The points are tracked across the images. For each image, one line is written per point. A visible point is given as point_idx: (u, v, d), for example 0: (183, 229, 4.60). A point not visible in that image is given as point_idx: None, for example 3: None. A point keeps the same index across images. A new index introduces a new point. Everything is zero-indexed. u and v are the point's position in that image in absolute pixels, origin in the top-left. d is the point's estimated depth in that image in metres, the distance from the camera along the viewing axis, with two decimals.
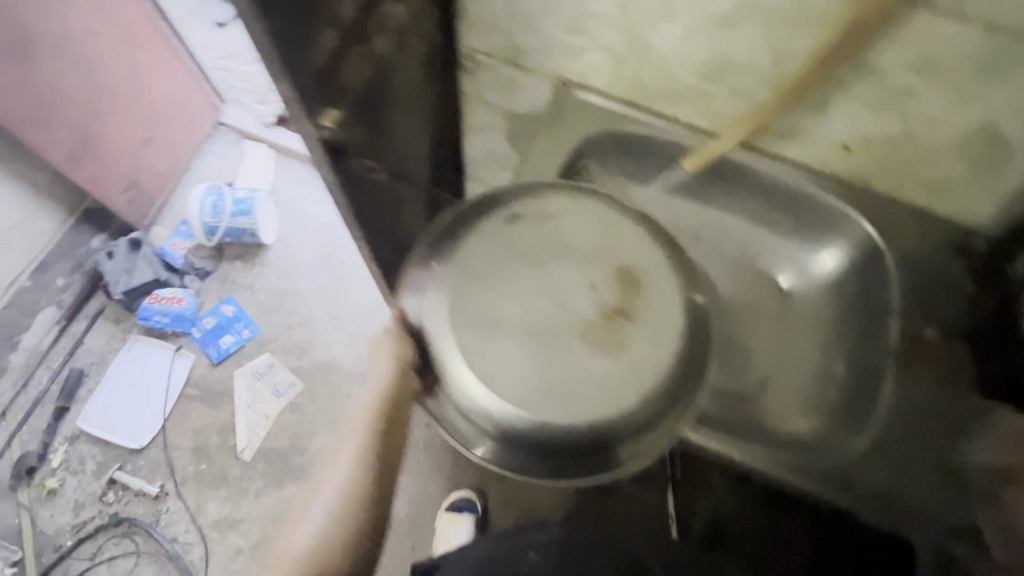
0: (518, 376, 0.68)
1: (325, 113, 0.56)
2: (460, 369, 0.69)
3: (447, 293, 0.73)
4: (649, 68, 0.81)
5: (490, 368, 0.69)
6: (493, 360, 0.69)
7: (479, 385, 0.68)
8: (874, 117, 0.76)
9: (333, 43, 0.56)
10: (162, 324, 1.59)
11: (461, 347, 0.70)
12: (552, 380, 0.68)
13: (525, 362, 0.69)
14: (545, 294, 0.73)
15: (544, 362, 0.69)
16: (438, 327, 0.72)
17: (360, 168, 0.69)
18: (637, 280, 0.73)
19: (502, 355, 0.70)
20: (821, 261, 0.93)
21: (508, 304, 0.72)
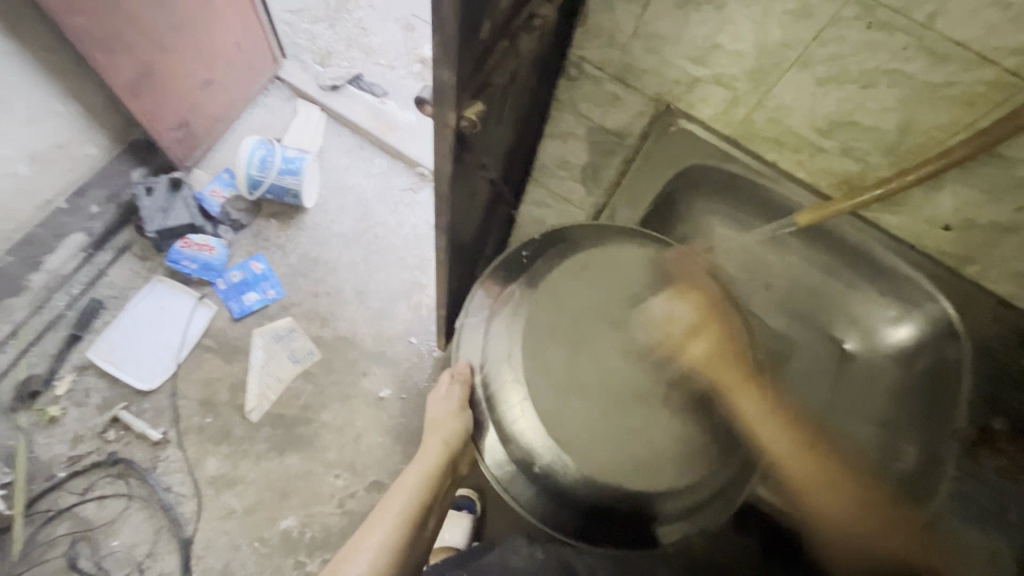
0: (574, 423, 0.78)
1: (467, 99, 0.53)
2: (522, 423, 0.81)
3: (505, 344, 0.84)
4: (763, 112, 0.76)
5: (552, 420, 0.78)
6: (549, 415, 0.79)
7: (534, 432, 0.79)
8: (984, 203, 0.69)
9: (487, 34, 0.53)
10: (190, 270, 1.55)
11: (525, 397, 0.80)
12: (600, 431, 0.78)
13: (585, 422, 0.78)
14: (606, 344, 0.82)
15: (596, 425, 0.78)
16: (502, 380, 0.84)
17: (469, 161, 0.67)
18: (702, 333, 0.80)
19: (559, 407, 0.79)
20: (891, 333, 0.87)
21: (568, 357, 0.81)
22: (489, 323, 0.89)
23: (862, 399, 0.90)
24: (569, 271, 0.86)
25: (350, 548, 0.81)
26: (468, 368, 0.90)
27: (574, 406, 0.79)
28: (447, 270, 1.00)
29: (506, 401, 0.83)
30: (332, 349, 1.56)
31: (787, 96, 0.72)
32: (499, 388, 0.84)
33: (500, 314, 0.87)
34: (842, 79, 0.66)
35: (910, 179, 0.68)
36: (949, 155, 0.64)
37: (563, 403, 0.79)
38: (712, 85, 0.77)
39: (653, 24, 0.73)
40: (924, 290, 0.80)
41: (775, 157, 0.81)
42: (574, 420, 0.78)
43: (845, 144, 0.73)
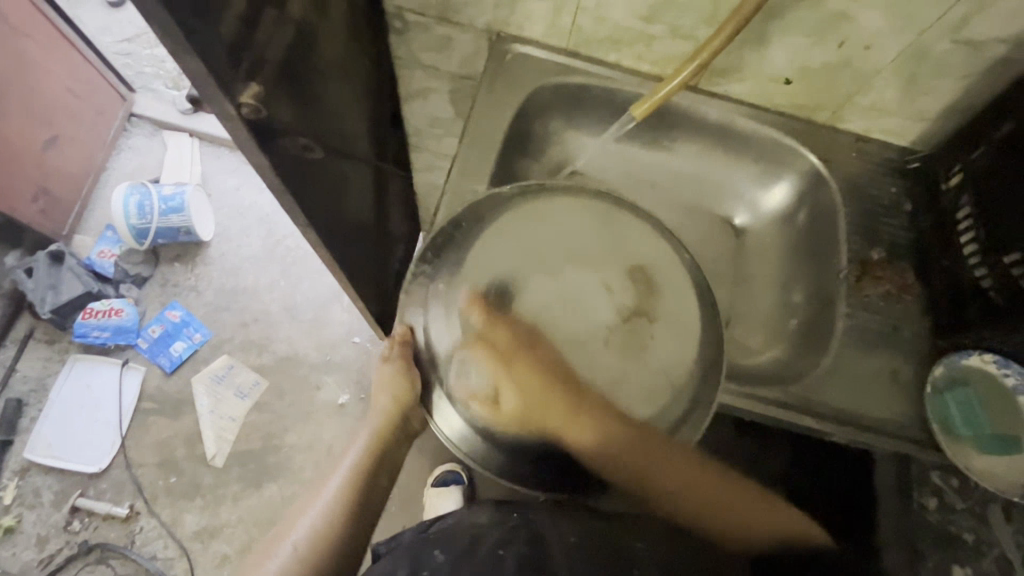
0: (529, 385, 0.71)
1: (240, 84, 0.50)
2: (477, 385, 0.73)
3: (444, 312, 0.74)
4: (587, 14, 0.74)
5: (507, 385, 0.72)
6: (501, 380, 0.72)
7: (485, 395, 0.73)
8: (811, 47, 0.69)
9: (241, 7, 0.49)
10: (103, 339, 1.48)
11: (466, 362, 0.73)
12: (561, 396, 0.70)
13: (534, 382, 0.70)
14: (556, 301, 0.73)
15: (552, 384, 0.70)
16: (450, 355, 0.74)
17: (295, 147, 0.63)
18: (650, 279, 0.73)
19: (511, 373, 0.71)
20: (769, 196, 0.86)
21: (509, 321, 0.71)
22: (427, 310, 0.75)
23: (759, 261, 0.87)
24: (493, 227, 0.74)
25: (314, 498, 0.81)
26: (409, 331, 0.79)
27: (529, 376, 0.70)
28: (346, 262, 0.98)
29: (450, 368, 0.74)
30: (278, 373, 1.52)
31: None
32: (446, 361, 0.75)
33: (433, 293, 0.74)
34: None
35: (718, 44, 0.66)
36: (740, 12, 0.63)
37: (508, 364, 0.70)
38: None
39: None
40: (790, 149, 0.80)
41: (615, 58, 0.80)
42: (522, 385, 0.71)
43: (670, 24, 0.72)
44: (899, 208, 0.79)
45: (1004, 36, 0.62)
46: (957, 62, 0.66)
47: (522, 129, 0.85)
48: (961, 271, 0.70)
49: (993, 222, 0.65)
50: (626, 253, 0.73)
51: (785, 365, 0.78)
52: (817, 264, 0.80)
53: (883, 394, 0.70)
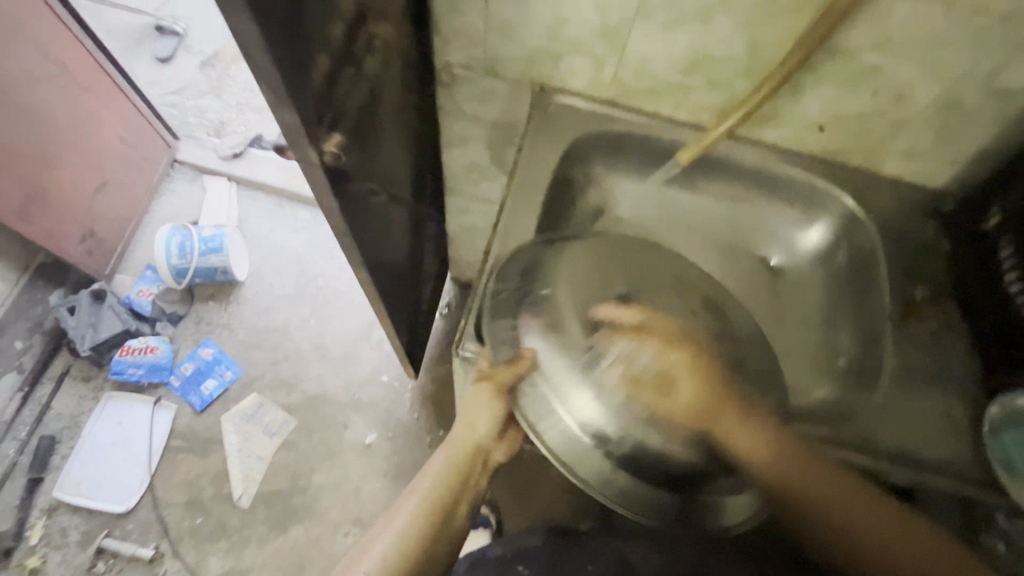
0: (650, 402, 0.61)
1: (323, 134, 0.54)
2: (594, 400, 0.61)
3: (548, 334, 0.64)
4: (628, 68, 0.79)
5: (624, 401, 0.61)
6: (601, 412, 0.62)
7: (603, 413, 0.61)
8: (844, 97, 0.73)
9: (326, 66, 0.54)
10: (138, 377, 1.50)
11: (586, 372, 0.62)
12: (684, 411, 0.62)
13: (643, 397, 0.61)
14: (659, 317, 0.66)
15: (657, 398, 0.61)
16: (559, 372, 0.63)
17: (359, 191, 0.67)
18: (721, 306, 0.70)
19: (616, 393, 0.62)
20: (807, 237, 0.88)
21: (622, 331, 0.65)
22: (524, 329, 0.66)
23: (798, 300, 0.88)
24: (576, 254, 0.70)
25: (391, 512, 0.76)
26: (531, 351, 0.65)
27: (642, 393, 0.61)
28: (387, 301, 1.00)
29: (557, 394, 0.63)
30: (306, 412, 1.53)
31: (641, 47, 0.75)
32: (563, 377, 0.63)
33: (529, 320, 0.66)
34: (682, 19, 0.69)
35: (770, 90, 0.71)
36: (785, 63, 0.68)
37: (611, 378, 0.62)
38: (574, 55, 0.79)
39: (499, 12, 0.75)
40: (827, 192, 0.83)
41: (652, 107, 0.84)
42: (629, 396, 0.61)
43: (708, 77, 0.76)
44: (937, 250, 0.81)
45: None
46: (988, 110, 0.70)
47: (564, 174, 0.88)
48: (1009, 310, 0.69)
49: None
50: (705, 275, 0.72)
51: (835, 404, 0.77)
52: (860, 304, 0.82)
53: (936, 436, 0.68)
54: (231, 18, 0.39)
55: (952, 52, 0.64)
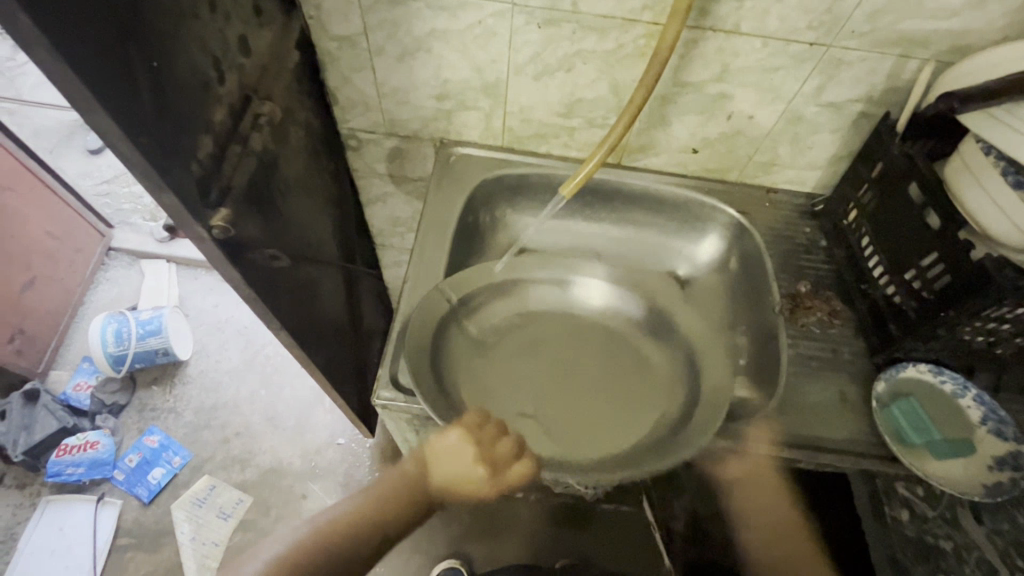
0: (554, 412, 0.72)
1: (211, 209, 0.57)
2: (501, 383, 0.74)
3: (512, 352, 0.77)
4: (513, 116, 0.86)
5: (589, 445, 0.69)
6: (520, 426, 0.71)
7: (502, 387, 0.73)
8: (705, 121, 0.81)
9: (211, 149, 0.58)
10: (77, 476, 1.43)
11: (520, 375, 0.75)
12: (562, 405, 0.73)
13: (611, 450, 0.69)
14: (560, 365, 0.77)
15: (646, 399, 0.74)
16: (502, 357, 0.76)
17: (263, 258, 0.70)
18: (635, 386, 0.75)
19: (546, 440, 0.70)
20: (702, 249, 0.93)
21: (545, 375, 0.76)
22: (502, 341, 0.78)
23: (711, 304, 0.90)
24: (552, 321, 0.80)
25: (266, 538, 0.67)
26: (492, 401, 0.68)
27: (584, 434, 0.71)
28: (324, 359, 1.01)
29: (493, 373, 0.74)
30: (262, 487, 1.48)
31: (521, 97, 0.82)
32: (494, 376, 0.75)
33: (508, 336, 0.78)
34: (549, 70, 0.77)
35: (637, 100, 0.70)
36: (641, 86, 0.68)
37: (521, 379, 0.75)
38: (463, 111, 0.86)
39: (387, 80, 0.82)
40: (711, 207, 0.89)
41: (544, 148, 0.91)
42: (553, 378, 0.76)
43: (585, 117, 0.84)
44: (816, 245, 0.87)
45: (856, 97, 0.75)
46: (825, 120, 0.79)
47: (471, 219, 0.92)
48: (878, 293, 0.76)
49: (892, 246, 0.72)
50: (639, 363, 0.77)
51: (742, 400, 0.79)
52: (743, 308, 0.87)
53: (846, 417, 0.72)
54: (90, 117, 0.42)
55: (780, 76, 0.73)
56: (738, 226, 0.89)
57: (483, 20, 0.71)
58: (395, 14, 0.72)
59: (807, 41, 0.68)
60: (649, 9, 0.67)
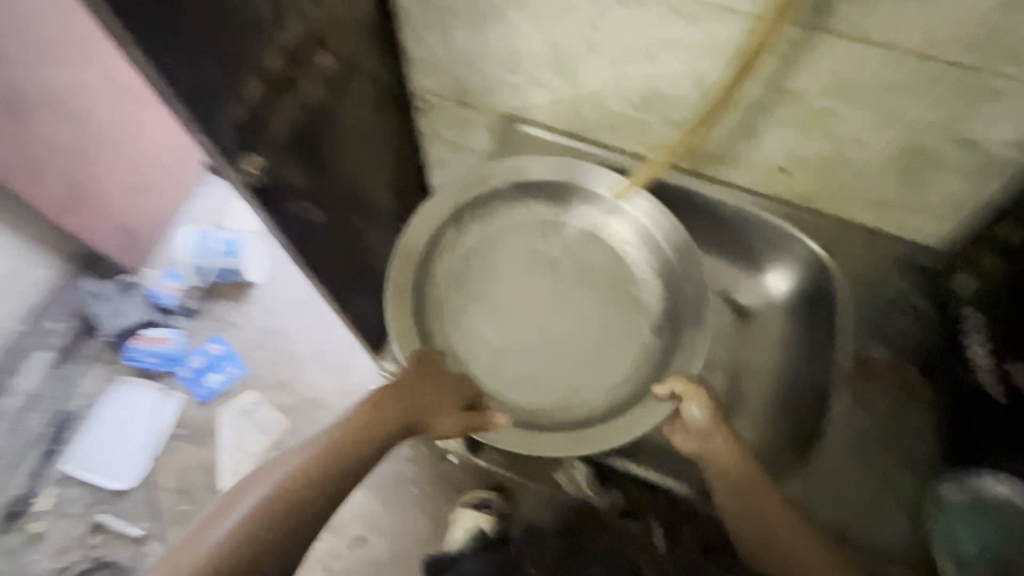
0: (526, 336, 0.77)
1: (244, 153, 0.57)
2: (478, 299, 0.78)
3: (495, 267, 0.80)
4: (583, 101, 0.79)
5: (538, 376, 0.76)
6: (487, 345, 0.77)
7: (478, 306, 0.78)
8: (801, 139, 0.70)
9: (259, 94, 0.58)
10: (151, 365, 1.60)
11: (498, 289, 0.79)
12: (542, 329, 0.77)
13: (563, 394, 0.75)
14: (547, 288, 0.79)
15: (622, 335, 0.77)
16: (483, 274, 0.79)
17: (299, 211, 0.71)
18: (606, 320, 0.78)
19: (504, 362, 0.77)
20: (770, 282, 0.83)
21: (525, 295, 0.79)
22: (483, 252, 0.80)
23: (763, 345, 0.81)
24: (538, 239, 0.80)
25: (226, 499, 0.67)
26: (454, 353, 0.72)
27: (550, 361, 0.76)
28: (361, 313, 1.03)
29: (469, 287, 0.79)
30: (297, 414, 1.58)
31: (594, 81, 0.75)
32: (468, 292, 0.79)
33: (486, 252, 0.80)
34: (627, 55, 0.69)
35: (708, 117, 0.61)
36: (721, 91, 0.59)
37: (498, 293, 0.79)
38: (532, 87, 0.80)
39: (458, 44, 0.78)
40: (793, 238, 0.78)
41: (614, 140, 0.84)
42: (525, 307, 0.78)
43: (662, 114, 0.75)
44: (907, 303, 0.74)
45: (1002, 139, 0.60)
46: (958, 160, 0.64)
47: None
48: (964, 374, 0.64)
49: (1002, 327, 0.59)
50: (612, 292, 0.78)
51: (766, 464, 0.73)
52: (808, 361, 0.77)
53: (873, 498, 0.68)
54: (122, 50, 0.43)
55: (904, 100, 0.60)
56: (819, 267, 0.77)
57: None
58: None
59: (948, 60, 0.55)
60: None
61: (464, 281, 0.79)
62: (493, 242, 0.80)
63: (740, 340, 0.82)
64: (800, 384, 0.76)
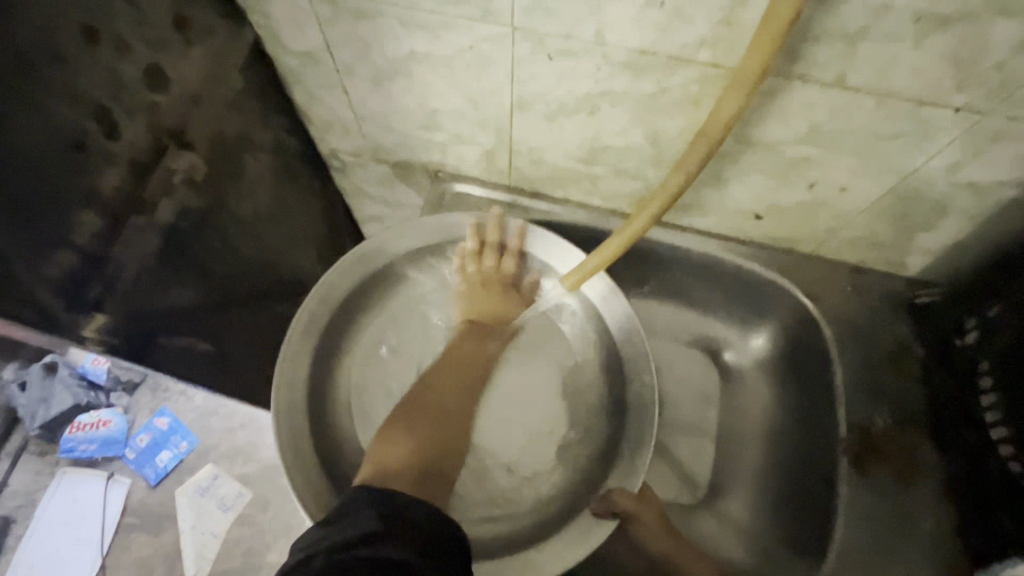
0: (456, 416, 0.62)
1: (82, 317, 0.46)
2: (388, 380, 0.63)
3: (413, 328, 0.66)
4: (521, 156, 0.67)
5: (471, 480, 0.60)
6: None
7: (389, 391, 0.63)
8: (775, 187, 0.60)
9: (97, 228, 0.45)
10: (90, 453, 1.28)
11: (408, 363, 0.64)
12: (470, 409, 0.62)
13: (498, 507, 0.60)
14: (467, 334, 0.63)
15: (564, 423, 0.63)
16: (388, 347, 0.65)
17: (176, 345, 0.59)
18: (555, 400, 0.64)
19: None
20: (752, 336, 0.75)
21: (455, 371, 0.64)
22: (398, 309, 0.66)
23: (749, 407, 0.73)
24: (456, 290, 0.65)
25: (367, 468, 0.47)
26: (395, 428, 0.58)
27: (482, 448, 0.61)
28: None
29: (379, 358, 0.64)
30: (264, 482, 1.25)
31: (529, 137, 0.63)
32: (378, 367, 0.64)
33: (401, 318, 0.66)
34: (565, 110, 0.57)
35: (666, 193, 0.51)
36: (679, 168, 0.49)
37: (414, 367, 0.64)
38: (460, 144, 0.68)
39: (364, 102, 0.65)
40: (779, 289, 0.68)
41: (563, 193, 0.72)
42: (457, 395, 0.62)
43: (613, 166, 0.64)
44: (908, 352, 0.65)
45: (1010, 179, 0.51)
46: (959, 200, 0.55)
47: None
48: (986, 457, 0.55)
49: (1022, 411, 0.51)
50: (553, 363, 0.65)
51: (761, 557, 0.65)
52: (801, 431, 0.68)
53: None
54: None
55: (896, 145, 0.50)
56: (806, 320, 0.68)
57: (475, 45, 0.52)
58: (361, 31, 0.54)
59: (952, 106, 0.45)
60: (706, 48, 0.46)
61: (372, 353, 0.64)
62: (409, 301, 0.66)
63: (727, 401, 0.74)
64: (795, 454, 0.68)
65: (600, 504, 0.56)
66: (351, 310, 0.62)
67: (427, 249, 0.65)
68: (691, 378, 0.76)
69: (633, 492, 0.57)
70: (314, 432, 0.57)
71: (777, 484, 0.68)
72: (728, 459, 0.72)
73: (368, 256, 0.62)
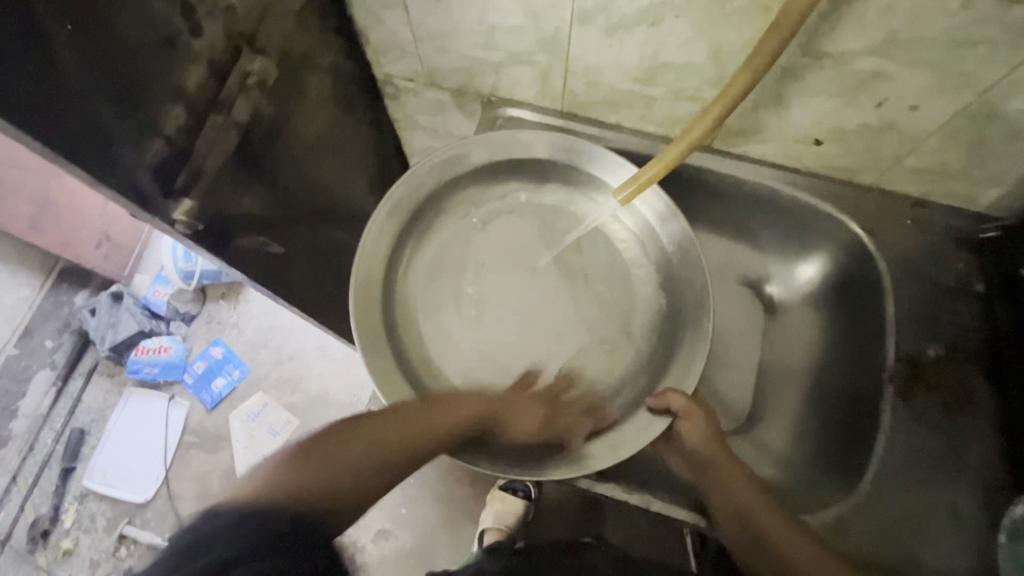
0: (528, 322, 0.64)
1: (172, 201, 0.49)
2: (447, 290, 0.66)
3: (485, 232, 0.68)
4: (576, 76, 0.66)
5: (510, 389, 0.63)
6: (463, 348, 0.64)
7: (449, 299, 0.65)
8: (841, 107, 0.58)
9: (182, 120, 0.49)
10: (153, 377, 1.33)
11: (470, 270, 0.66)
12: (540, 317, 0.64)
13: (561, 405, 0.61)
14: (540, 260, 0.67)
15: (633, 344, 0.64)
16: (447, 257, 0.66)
17: (251, 246, 0.62)
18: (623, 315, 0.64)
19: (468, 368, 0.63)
20: (803, 270, 0.74)
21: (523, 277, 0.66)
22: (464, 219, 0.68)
23: (793, 341, 0.73)
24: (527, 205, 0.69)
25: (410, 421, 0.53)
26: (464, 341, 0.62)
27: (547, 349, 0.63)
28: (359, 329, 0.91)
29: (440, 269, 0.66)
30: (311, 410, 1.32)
31: (588, 55, 0.63)
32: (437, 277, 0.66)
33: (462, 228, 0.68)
34: (625, 23, 0.57)
35: (733, 95, 0.51)
36: (747, 70, 0.49)
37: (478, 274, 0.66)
38: (515, 65, 0.68)
39: (423, 20, 0.65)
40: (837, 221, 0.67)
41: (614, 119, 0.72)
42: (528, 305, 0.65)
43: (671, 86, 0.63)
44: (967, 290, 0.63)
45: None
46: None
47: None
48: None
49: None
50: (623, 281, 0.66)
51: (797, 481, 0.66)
52: (847, 364, 0.68)
53: (933, 507, 0.56)
54: None
55: (978, 55, 0.48)
56: (861, 252, 0.67)
57: None
58: None
59: None
60: None
61: (435, 261, 0.66)
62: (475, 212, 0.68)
63: (772, 333, 0.74)
64: (842, 385, 0.68)
65: (657, 401, 0.58)
66: (406, 224, 0.65)
67: (494, 163, 0.67)
68: (736, 311, 0.76)
69: (689, 394, 0.59)
70: (375, 332, 0.60)
71: (820, 414, 0.68)
72: (770, 389, 0.72)
73: (440, 166, 0.66)
